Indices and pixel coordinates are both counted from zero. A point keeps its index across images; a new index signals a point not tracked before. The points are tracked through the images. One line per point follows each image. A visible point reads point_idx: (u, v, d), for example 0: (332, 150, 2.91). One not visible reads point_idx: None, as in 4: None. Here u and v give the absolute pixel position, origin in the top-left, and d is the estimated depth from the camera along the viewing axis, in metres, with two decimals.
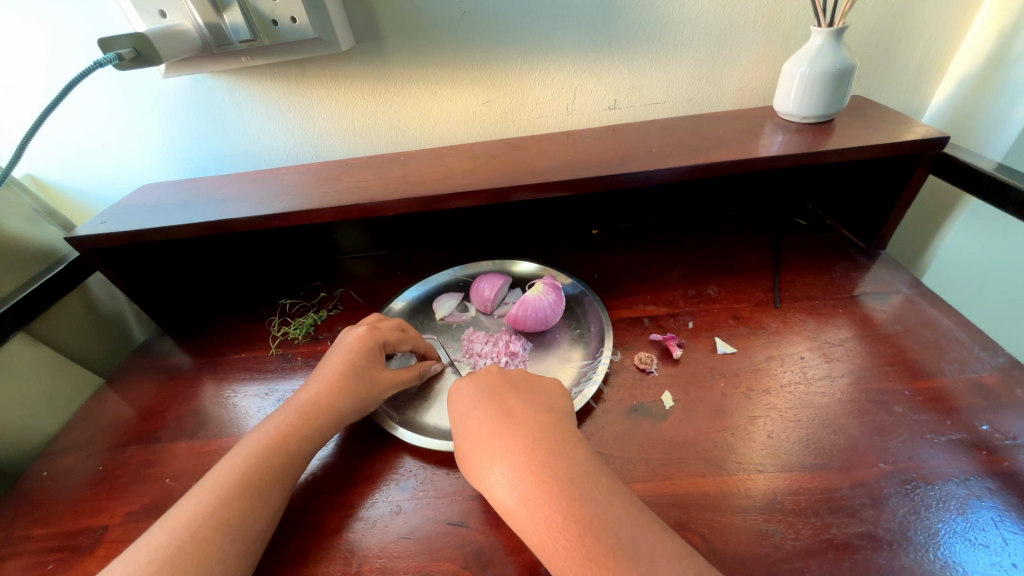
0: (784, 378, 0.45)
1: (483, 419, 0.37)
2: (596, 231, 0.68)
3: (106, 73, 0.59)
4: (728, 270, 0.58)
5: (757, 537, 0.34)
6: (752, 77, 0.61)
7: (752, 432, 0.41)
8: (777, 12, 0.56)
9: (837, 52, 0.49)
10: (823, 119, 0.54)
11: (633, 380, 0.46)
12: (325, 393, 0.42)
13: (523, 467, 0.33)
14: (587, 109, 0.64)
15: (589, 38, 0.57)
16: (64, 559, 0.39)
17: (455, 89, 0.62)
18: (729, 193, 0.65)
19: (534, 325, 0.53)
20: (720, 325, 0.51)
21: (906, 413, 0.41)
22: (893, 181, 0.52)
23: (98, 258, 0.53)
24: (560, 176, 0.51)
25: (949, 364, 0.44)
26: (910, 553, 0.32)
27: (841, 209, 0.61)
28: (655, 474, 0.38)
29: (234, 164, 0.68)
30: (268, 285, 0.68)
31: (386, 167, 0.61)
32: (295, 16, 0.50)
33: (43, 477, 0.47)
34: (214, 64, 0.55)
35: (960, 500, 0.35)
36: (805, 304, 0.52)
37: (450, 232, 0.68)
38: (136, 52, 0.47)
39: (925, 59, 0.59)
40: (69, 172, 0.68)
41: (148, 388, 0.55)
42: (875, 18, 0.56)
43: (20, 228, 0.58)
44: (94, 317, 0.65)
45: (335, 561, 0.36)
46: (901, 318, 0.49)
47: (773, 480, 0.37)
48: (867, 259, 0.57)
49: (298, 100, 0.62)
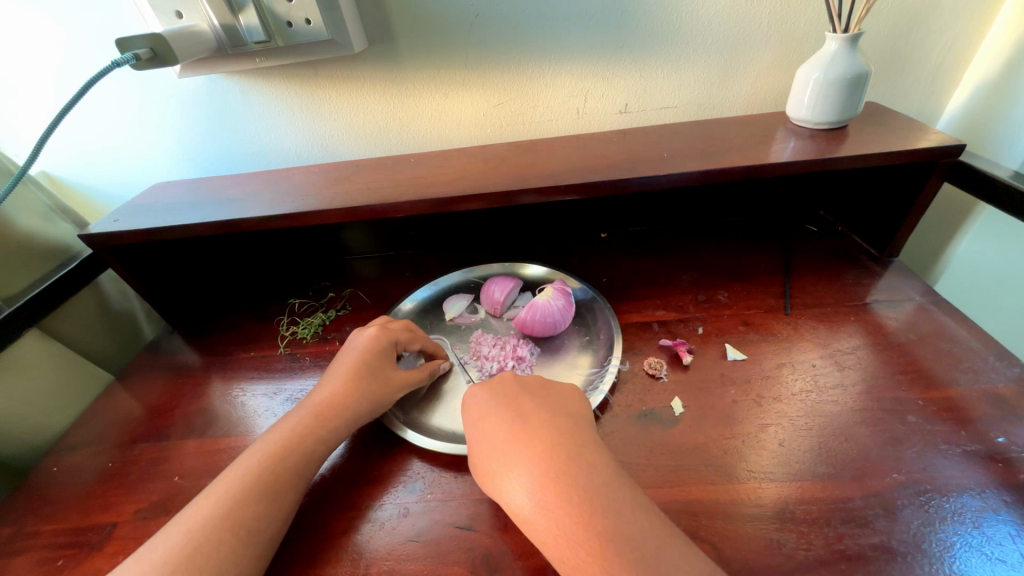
0: (794, 387, 0.44)
1: (499, 423, 0.37)
2: (604, 234, 0.68)
3: (122, 73, 0.59)
4: (738, 275, 0.58)
5: (768, 546, 0.34)
6: (764, 82, 0.61)
7: (762, 440, 0.40)
8: (790, 17, 0.56)
9: (852, 59, 0.49)
10: (835, 126, 0.54)
11: (643, 386, 0.46)
12: (335, 393, 0.42)
13: (538, 473, 0.33)
14: (598, 113, 0.64)
15: (601, 42, 0.57)
16: (72, 555, 0.40)
17: (465, 91, 0.62)
18: (740, 199, 0.65)
19: (542, 330, 0.53)
20: (730, 331, 0.50)
21: (920, 423, 0.40)
22: (907, 189, 0.52)
23: (111, 256, 0.54)
24: (570, 179, 0.51)
25: (964, 373, 0.44)
26: (924, 566, 0.32)
27: (853, 216, 0.60)
28: (664, 480, 0.38)
29: (244, 163, 0.68)
30: (276, 285, 0.68)
31: (396, 168, 0.61)
32: (309, 17, 0.51)
33: (53, 472, 0.47)
34: (228, 64, 0.55)
35: (975, 513, 0.34)
36: (816, 311, 0.52)
37: (459, 234, 0.68)
38: (153, 52, 0.47)
39: (940, 66, 0.59)
40: (83, 170, 0.68)
41: (158, 386, 0.55)
42: (888, 24, 0.56)
43: (34, 225, 0.58)
44: (105, 314, 0.66)
45: (342, 563, 0.36)
46: (914, 326, 0.49)
47: (785, 489, 0.37)
48: (878, 266, 0.56)
49: (309, 101, 0.62)
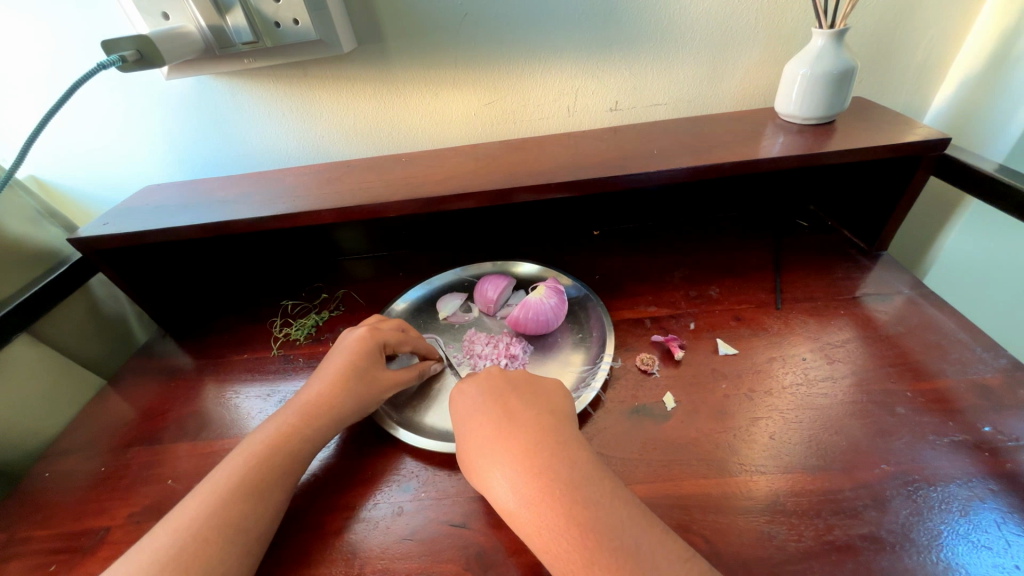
0: (785, 380, 0.45)
1: (483, 421, 0.37)
2: (597, 232, 0.68)
3: (109, 75, 0.59)
4: (729, 271, 0.58)
5: (759, 539, 0.34)
6: (753, 78, 0.62)
7: (753, 433, 0.41)
8: (778, 14, 0.56)
9: (838, 54, 0.49)
10: (823, 121, 0.54)
11: (635, 382, 0.46)
12: (326, 393, 0.42)
13: (523, 469, 0.33)
14: (589, 111, 0.64)
15: (590, 40, 0.58)
16: (66, 560, 0.39)
17: (456, 90, 0.62)
18: (731, 194, 0.65)
19: (535, 328, 0.53)
20: (722, 326, 0.51)
21: (909, 414, 0.41)
22: (894, 183, 0.52)
23: (100, 259, 0.54)
24: (561, 177, 0.51)
25: (952, 365, 0.44)
26: (912, 555, 0.32)
27: (842, 210, 0.61)
28: (657, 475, 0.38)
29: (235, 165, 0.68)
30: (269, 287, 0.68)
31: (388, 168, 0.61)
32: (297, 18, 0.51)
33: (45, 478, 0.47)
34: (216, 65, 0.55)
35: (963, 502, 0.35)
36: (807, 305, 0.52)
37: (451, 234, 0.68)
38: (139, 54, 0.47)
39: (926, 60, 0.59)
40: (72, 174, 0.68)
41: (150, 389, 0.55)
42: (875, 20, 0.56)
43: (23, 229, 0.58)
44: (96, 318, 0.65)
45: (336, 563, 0.36)
46: (903, 319, 0.49)
47: (776, 481, 0.37)
48: (868, 260, 0.57)
49: (299, 101, 0.62)
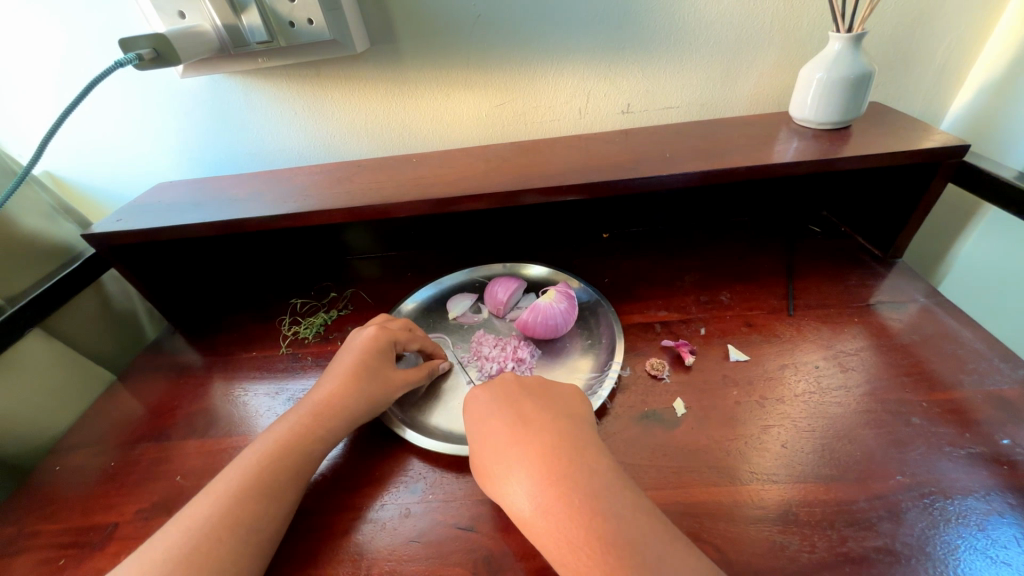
0: (797, 388, 0.44)
1: (497, 425, 0.37)
2: (606, 235, 0.68)
3: (124, 73, 0.59)
4: (740, 276, 0.57)
5: (771, 549, 0.33)
6: (768, 82, 0.61)
7: (765, 441, 0.40)
8: (794, 17, 0.56)
9: (855, 58, 0.48)
10: (839, 126, 0.54)
11: (645, 387, 0.46)
12: (338, 392, 0.42)
13: (538, 475, 0.33)
14: (600, 113, 0.64)
15: (602, 43, 0.58)
16: (74, 555, 0.40)
17: (468, 91, 0.62)
18: (744, 199, 0.64)
19: (543, 333, 0.53)
20: (733, 332, 0.50)
21: (924, 425, 0.40)
22: (910, 190, 0.52)
23: (113, 256, 0.54)
24: (573, 180, 0.51)
25: (968, 375, 0.43)
26: (928, 569, 0.32)
27: (856, 217, 0.60)
28: (666, 482, 0.38)
29: (246, 164, 0.68)
30: (278, 285, 0.68)
31: (399, 169, 0.61)
32: (311, 18, 0.51)
33: (55, 472, 0.47)
34: (230, 64, 0.55)
35: (980, 516, 0.34)
36: (819, 312, 0.51)
37: (461, 234, 0.68)
38: (156, 52, 0.47)
39: (944, 66, 0.58)
40: (86, 170, 0.69)
41: (160, 386, 0.55)
42: (893, 24, 0.56)
43: (37, 223, 0.58)
44: (107, 313, 0.66)
45: (343, 563, 0.36)
46: (917, 328, 0.48)
47: (788, 491, 0.37)
48: (883, 267, 0.56)
49: (311, 101, 0.62)
